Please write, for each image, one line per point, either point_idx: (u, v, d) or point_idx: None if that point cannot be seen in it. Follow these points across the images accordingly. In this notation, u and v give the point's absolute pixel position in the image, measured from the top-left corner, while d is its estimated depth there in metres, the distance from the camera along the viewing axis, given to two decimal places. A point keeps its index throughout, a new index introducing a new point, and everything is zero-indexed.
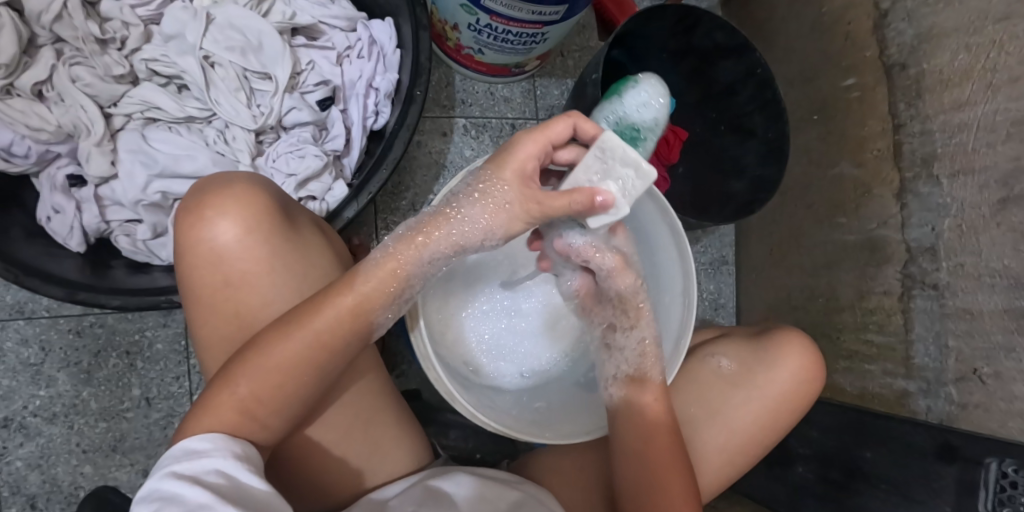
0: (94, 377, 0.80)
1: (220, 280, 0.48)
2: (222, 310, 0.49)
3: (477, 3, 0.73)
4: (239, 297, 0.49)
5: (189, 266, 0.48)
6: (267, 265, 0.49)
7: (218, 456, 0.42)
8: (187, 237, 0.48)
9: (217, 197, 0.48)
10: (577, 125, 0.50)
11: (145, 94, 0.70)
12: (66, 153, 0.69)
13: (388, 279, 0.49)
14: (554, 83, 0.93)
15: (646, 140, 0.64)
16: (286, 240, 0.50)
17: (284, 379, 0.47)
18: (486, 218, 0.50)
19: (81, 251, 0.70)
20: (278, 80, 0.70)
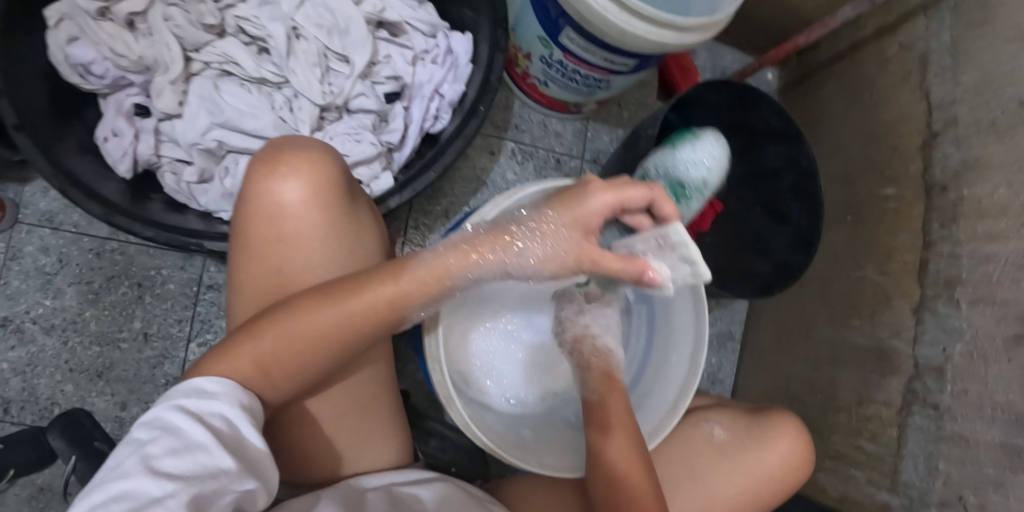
0: (100, 300, 0.81)
1: (272, 234, 0.50)
2: (265, 264, 0.50)
3: (555, 39, 0.77)
4: (285, 254, 0.50)
5: (248, 213, 0.50)
6: (320, 230, 0.51)
7: (226, 401, 0.43)
8: (254, 186, 0.50)
9: (294, 155, 0.50)
10: (655, 201, 0.48)
11: (227, 49, 0.72)
12: (137, 83, 0.73)
13: (430, 283, 0.51)
14: (605, 130, 0.96)
15: (691, 200, 0.61)
16: (342, 213, 0.52)
17: (308, 348, 0.48)
18: (541, 257, 0.49)
19: (126, 177, 0.71)
20: (355, 65, 0.72)
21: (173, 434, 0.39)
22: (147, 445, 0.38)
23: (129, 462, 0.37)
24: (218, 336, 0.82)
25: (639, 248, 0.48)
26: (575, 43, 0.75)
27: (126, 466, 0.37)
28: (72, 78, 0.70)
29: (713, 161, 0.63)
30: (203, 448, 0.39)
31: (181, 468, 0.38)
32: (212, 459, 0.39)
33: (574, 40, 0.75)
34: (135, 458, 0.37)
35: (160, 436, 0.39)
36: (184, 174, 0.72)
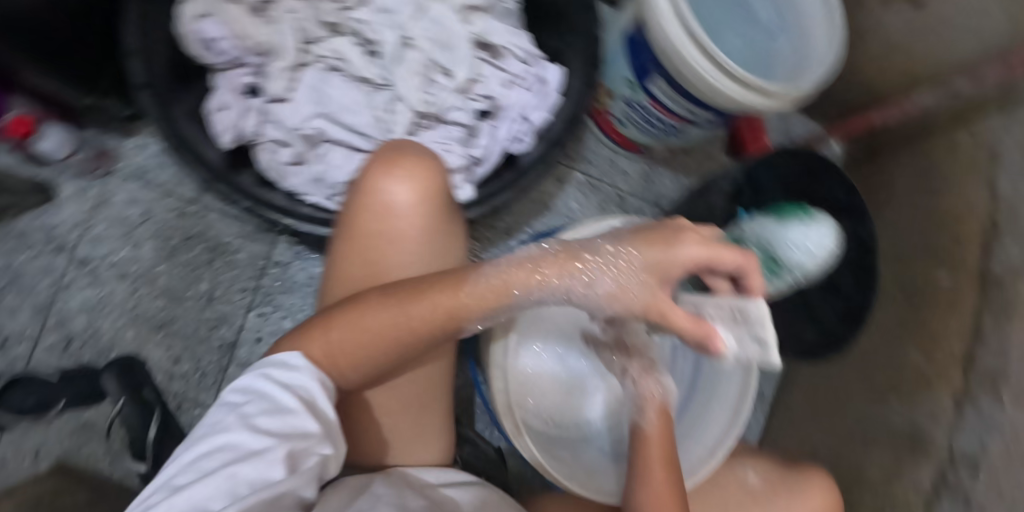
0: (174, 257, 0.85)
1: (374, 227, 0.54)
2: (361, 254, 0.54)
3: (642, 84, 0.81)
4: (380, 247, 0.54)
5: (356, 204, 0.54)
6: (416, 232, 0.54)
7: (307, 374, 0.48)
8: (367, 180, 0.54)
9: (409, 160, 0.55)
10: (744, 269, 0.48)
11: (339, 46, 0.77)
12: (251, 64, 0.77)
13: (491, 298, 0.50)
14: (669, 175, 1.00)
15: (783, 279, 0.74)
16: (438, 220, 0.56)
17: (371, 343, 0.50)
18: (609, 292, 0.48)
19: (225, 148, 0.75)
20: (456, 79, 0.77)
21: (263, 400, 0.45)
22: (242, 408, 0.44)
23: (228, 421, 0.43)
24: (276, 310, 0.86)
25: (710, 312, 0.47)
26: (663, 92, 0.79)
27: (226, 422, 0.43)
28: (195, 50, 0.74)
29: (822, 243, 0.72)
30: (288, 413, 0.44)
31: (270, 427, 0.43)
32: (296, 422, 0.44)
33: (662, 89, 0.79)
34: (233, 417, 0.43)
35: (252, 401, 0.45)
36: (277, 155, 0.75)
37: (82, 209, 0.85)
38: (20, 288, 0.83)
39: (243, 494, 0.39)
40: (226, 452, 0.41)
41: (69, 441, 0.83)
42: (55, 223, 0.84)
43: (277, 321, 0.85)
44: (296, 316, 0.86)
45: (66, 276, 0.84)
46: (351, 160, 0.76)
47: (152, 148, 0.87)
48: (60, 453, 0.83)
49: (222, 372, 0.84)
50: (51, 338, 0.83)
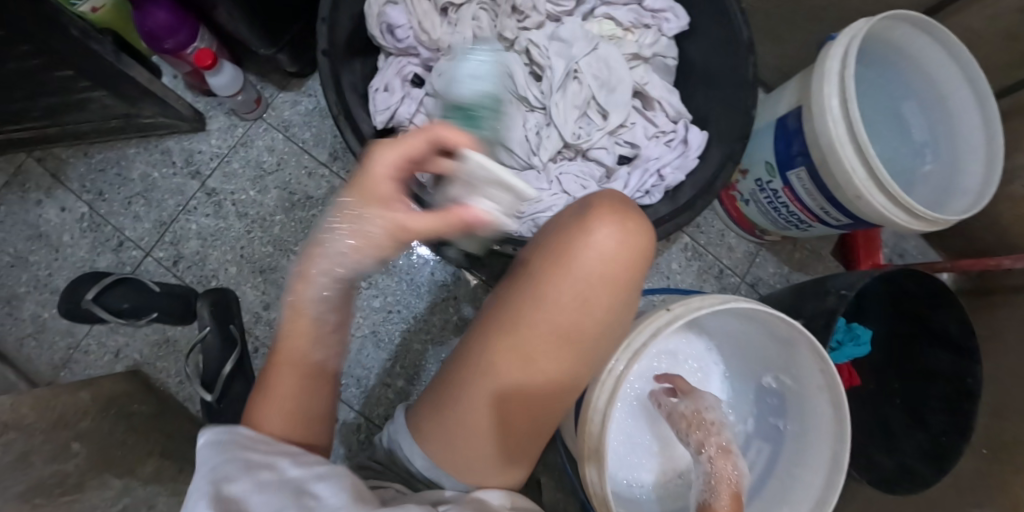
0: (292, 212, 0.89)
1: (579, 256, 0.57)
2: (555, 272, 0.56)
3: (782, 170, 0.82)
4: (575, 275, 0.56)
5: (574, 227, 0.58)
6: (611, 282, 0.57)
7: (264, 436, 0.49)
8: (595, 214, 0.58)
9: (635, 222, 0.59)
10: (437, 137, 0.42)
11: (508, 61, 0.81)
12: (422, 56, 0.83)
13: (299, 310, 0.50)
14: (773, 262, 0.99)
15: (487, 119, 0.47)
16: (629, 281, 0.58)
17: (291, 399, 0.51)
18: (350, 241, 0.45)
19: (377, 126, 0.81)
20: (610, 122, 0.79)
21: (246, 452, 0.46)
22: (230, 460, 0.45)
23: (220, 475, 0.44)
24: (371, 287, 0.88)
25: (455, 192, 0.43)
26: (802, 184, 0.80)
27: (226, 469, 0.43)
28: (375, 31, 0.80)
29: (480, 59, 0.54)
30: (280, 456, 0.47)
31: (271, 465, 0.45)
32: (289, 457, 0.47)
33: (802, 181, 0.80)
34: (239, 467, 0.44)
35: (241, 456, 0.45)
36: None
37: (225, 144, 0.89)
38: (149, 199, 0.88)
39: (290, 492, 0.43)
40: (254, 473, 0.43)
41: (148, 351, 0.87)
42: (198, 150, 0.89)
43: (369, 298, 0.88)
44: (387, 298, 0.88)
45: (193, 200, 0.88)
46: None
47: (304, 105, 0.91)
48: (137, 359, 0.86)
49: None
50: (162, 253, 0.87)
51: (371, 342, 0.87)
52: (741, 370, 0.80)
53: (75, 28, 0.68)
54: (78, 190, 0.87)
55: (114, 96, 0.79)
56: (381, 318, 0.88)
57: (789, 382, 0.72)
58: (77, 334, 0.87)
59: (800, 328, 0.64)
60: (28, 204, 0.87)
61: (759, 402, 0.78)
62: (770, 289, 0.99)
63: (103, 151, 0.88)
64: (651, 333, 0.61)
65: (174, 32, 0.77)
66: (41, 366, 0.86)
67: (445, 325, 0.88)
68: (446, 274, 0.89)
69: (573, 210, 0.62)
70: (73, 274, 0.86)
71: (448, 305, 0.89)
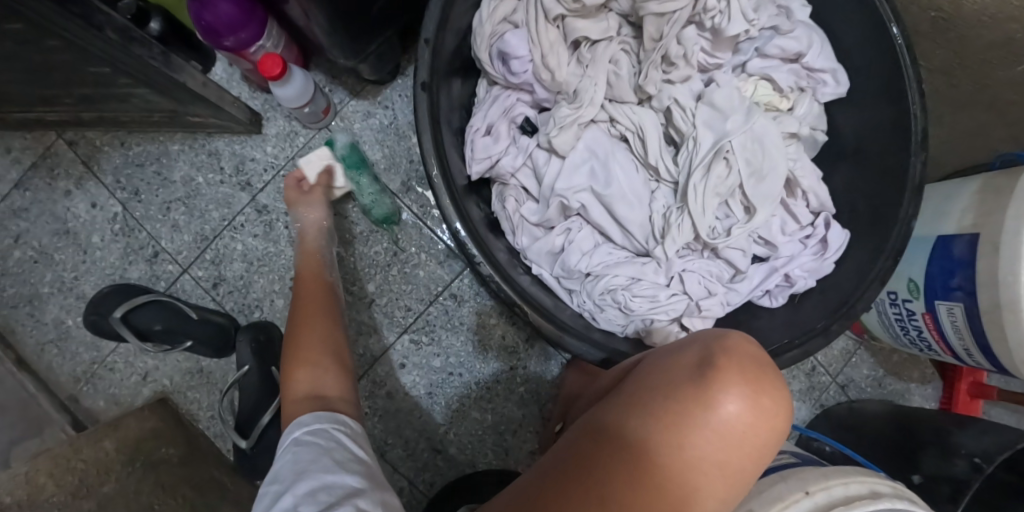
0: (354, 245, 0.78)
1: (696, 430, 0.44)
2: (662, 450, 0.45)
3: (928, 296, 0.72)
4: (684, 454, 0.44)
5: (693, 391, 0.45)
6: (729, 470, 0.45)
7: (336, 432, 0.48)
8: (721, 377, 0.45)
9: (771, 392, 0.46)
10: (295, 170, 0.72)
11: (643, 121, 0.67)
12: (536, 95, 0.68)
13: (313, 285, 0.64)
14: (869, 363, 0.90)
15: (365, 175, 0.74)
16: (748, 469, 0.46)
17: (320, 360, 0.55)
18: (311, 220, 0.69)
19: (471, 176, 0.67)
20: (755, 219, 0.66)
21: (322, 456, 0.44)
22: (307, 467, 0.43)
23: (302, 495, 0.41)
24: (432, 344, 0.78)
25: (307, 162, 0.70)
26: (952, 320, 0.69)
27: (307, 478, 0.42)
28: (483, 56, 0.65)
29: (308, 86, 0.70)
30: (354, 456, 0.46)
31: (351, 467, 0.44)
32: (360, 454, 0.47)
33: (953, 317, 0.69)
34: (318, 480, 0.42)
35: (318, 465, 0.43)
36: (524, 209, 0.67)
37: (282, 154, 0.78)
38: (193, 206, 0.78)
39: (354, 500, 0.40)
40: (328, 491, 0.41)
41: (180, 378, 0.78)
42: (250, 158, 0.78)
43: (428, 356, 0.78)
44: (450, 359, 0.78)
45: (240, 216, 0.77)
46: (597, 250, 0.67)
47: (377, 118, 0.79)
48: (167, 386, 0.78)
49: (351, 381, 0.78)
50: (203, 273, 0.78)
51: (426, 405, 0.78)
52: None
53: (113, 29, 0.58)
54: (112, 185, 0.79)
55: (155, 92, 0.66)
56: (441, 380, 0.78)
57: None
58: (103, 349, 0.78)
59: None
60: (56, 194, 0.79)
61: None
62: (860, 392, 0.90)
63: (142, 142, 0.79)
64: None
65: (238, 29, 0.62)
66: (61, 378, 0.77)
67: (510, 399, 0.78)
68: (518, 340, 0.79)
69: (692, 355, 0.49)
70: (101, 281, 0.78)
71: (516, 375, 0.79)
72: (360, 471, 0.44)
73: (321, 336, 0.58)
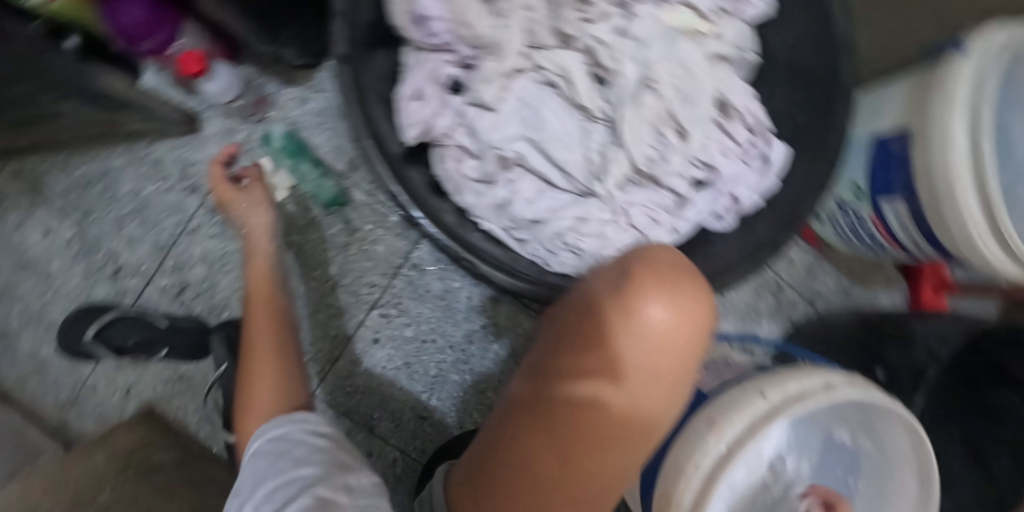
0: (310, 232, 0.79)
1: (624, 342, 0.44)
2: (596, 367, 0.45)
3: (874, 197, 0.72)
4: (616, 367, 0.44)
5: (612, 310, 0.46)
6: (667, 371, 0.46)
7: (300, 426, 0.48)
8: (639, 288, 0.45)
9: (691, 293, 0.46)
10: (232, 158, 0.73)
11: (567, 63, 0.67)
12: (460, 54, 0.68)
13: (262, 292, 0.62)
14: (833, 275, 0.92)
15: (303, 158, 0.78)
16: (684, 369, 0.46)
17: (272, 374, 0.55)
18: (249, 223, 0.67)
19: (407, 143, 0.66)
20: (691, 142, 0.66)
21: (282, 455, 0.46)
22: (266, 472, 0.45)
23: (263, 497, 0.44)
24: (402, 315, 0.80)
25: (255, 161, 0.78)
26: (898, 216, 0.71)
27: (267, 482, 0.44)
28: (402, 23, 0.64)
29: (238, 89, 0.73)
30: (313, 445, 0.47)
31: (312, 458, 0.46)
32: (324, 444, 0.48)
33: (898, 213, 0.70)
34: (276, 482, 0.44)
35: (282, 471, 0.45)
36: (464, 167, 0.66)
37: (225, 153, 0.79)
38: (146, 218, 0.79)
39: (311, 494, 0.43)
40: (287, 489, 0.43)
41: (163, 388, 0.80)
42: (196, 161, 0.79)
43: (400, 327, 0.80)
44: (421, 327, 0.80)
45: (195, 220, 0.79)
46: (542, 197, 0.67)
47: (313, 103, 0.79)
48: (151, 397, 0.79)
49: (330, 363, 0.79)
50: (167, 281, 0.79)
51: (405, 376, 0.80)
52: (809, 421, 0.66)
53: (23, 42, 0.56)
54: (61, 209, 0.79)
55: (85, 104, 0.67)
56: (416, 349, 0.80)
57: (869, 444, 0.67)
58: (82, 370, 0.79)
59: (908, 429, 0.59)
60: (9, 227, 0.79)
61: (822, 455, 0.67)
62: (829, 305, 0.91)
63: (84, 163, 0.79)
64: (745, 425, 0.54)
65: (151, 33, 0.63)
66: (47, 405, 0.79)
67: (485, 356, 0.80)
68: (484, 298, 0.81)
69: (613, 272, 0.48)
70: (69, 305, 0.79)
71: (488, 333, 0.80)
72: (320, 461, 0.46)
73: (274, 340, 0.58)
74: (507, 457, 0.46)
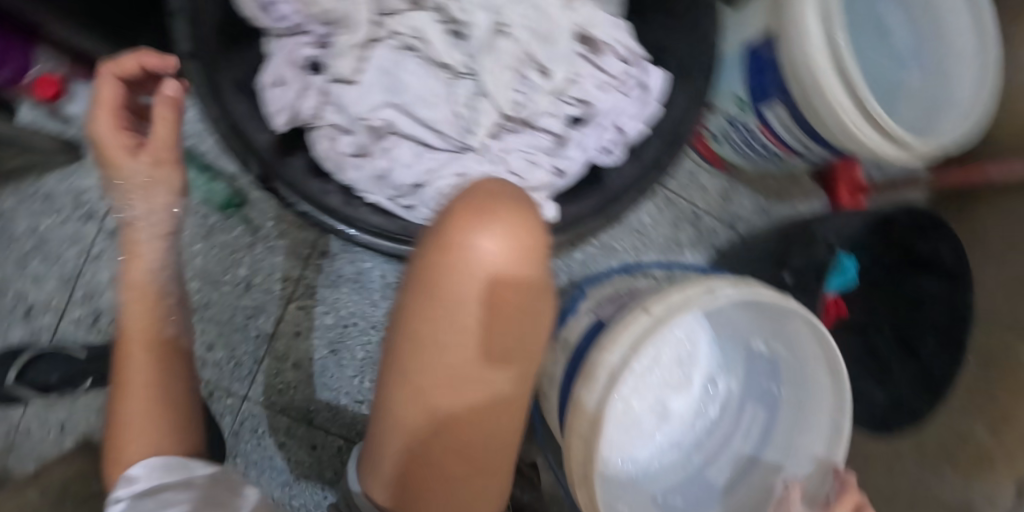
0: (212, 238, 0.78)
1: (449, 284, 0.39)
2: (431, 319, 0.40)
3: (755, 106, 0.72)
4: (449, 313, 0.40)
5: (433, 255, 0.41)
6: (515, 311, 0.41)
7: (155, 471, 0.44)
8: (452, 225, 0.40)
9: (510, 216, 0.41)
10: (142, 61, 0.48)
11: (419, 23, 0.67)
12: (316, 34, 0.67)
13: (145, 305, 0.50)
14: (749, 195, 0.91)
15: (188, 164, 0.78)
16: (526, 298, 0.41)
17: (161, 411, 0.48)
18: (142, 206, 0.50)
19: (277, 131, 0.65)
20: (554, 80, 0.67)
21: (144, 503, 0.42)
22: None
23: None
24: (319, 304, 0.80)
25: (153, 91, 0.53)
26: (779, 120, 0.71)
27: None
28: (250, 10, 0.64)
29: None
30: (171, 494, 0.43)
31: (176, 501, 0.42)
32: (189, 480, 0.45)
33: (779, 117, 0.70)
34: None
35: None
36: (338, 144, 0.66)
37: None
38: (46, 254, 0.78)
39: None
40: None
41: (97, 418, 0.80)
42: (86, 188, 0.78)
43: (319, 316, 0.80)
44: (340, 312, 0.80)
45: (97, 246, 0.78)
46: (420, 159, 0.67)
47: (192, 110, 0.79)
48: (87, 429, 0.80)
49: (257, 364, 0.79)
50: (79, 312, 0.78)
51: (333, 362, 0.80)
52: (727, 333, 0.75)
53: None
54: None
55: None
56: (339, 334, 0.80)
57: (782, 349, 0.67)
58: (12, 416, 0.79)
59: (807, 316, 0.58)
60: None
61: (748, 364, 0.74)
62: (750, 227, 0.90)
63: None
64: (631, 345, 0.53)
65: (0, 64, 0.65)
66: None
67: None
68: (398, 274, 0.81)
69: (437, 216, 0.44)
70: None
71: None
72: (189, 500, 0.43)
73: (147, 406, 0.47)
74: (385, 433, 0.44)
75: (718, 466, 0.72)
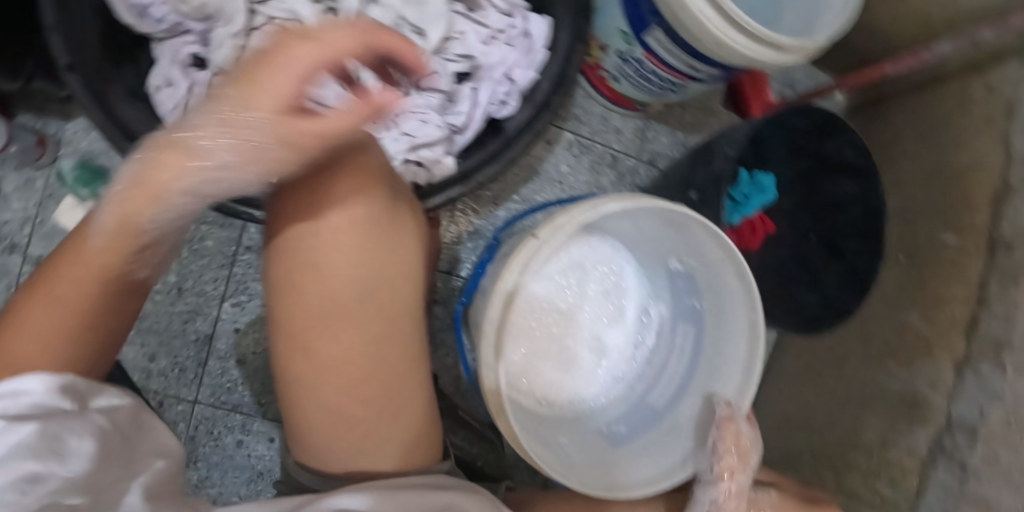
0: None
1: (291, 224, 0.48)
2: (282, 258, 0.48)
3: (639, 35, 0.73)
4: (294, 248, 0.47)
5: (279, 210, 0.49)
6: (353, 235, 0.48)
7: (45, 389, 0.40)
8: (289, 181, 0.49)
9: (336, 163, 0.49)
10: (377, 46, 0.46)
11: (294, 5, 0.69)
12: (197, 32, 0.69)
13: (114, 230, 0.45)
14: (665, 131, 0.92)
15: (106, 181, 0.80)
16: (361, 221, 0.48)
17: (74, 322, 0.45)
18: (218, 140, 0.42)
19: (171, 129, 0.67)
20: (429, 40, 0.69)
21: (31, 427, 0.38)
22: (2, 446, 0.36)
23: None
24: (253, 298, 0.81)
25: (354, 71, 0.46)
26: (661, 44, 0.71)
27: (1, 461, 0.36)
28: (128, 19, 0.65)
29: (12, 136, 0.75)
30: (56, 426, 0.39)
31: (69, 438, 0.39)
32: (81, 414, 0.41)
33: (661, 42, 0.71)
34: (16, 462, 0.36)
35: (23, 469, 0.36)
36: None
37: (30, 204, 0.79)
38: None
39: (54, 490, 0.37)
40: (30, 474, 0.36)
41: None
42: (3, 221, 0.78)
43: (255, 309, 0.81)
44: None
45: (22, 277, 0.78)
46: None
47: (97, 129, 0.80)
48: None
49: (201, 366, 0.80)
50: None
51: None
52: (649, 260, 0.76)
53: None
54: None
55: None
56: None
57: (692, 261, 0.68)
58: None
59: (686, 212, 0.59)
60: None
61: (672, 286, 0.75)
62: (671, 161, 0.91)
63: None
64: (523, 266, 0.55)
65: None
66: None
67: None
68: None
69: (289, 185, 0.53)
70: None
71: None
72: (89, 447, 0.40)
73: (51, 348, 0.44)
74: (287, 376, 0.49)
75: (659, 389, 0.73)
